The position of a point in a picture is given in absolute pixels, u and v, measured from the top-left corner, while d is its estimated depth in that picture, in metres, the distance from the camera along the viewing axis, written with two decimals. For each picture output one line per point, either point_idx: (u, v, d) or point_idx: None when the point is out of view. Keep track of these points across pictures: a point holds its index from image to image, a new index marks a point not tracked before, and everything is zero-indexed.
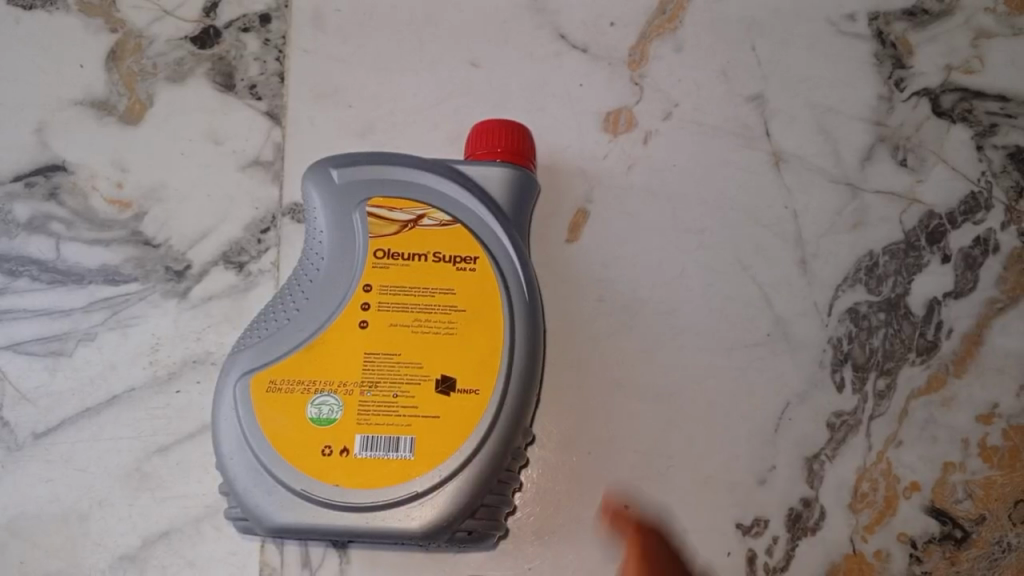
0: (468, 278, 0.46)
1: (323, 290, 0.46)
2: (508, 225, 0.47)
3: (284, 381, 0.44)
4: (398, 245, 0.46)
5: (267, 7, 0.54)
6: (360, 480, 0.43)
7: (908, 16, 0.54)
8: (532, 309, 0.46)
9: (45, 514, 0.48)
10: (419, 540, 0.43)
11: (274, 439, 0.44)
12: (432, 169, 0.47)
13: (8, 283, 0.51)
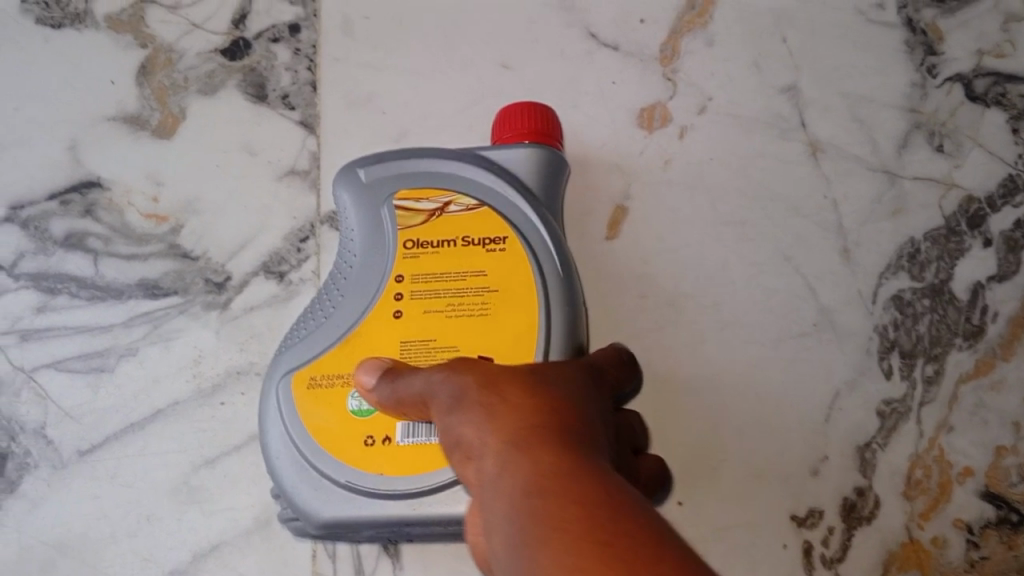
0: (498, 258, 0.45)
1: (356, 285, 0.46)
2: (537, 205, 0.47)
3: (322, 380, 0.44)
4: (427, 234, 0.46)
5: (296, 17, 0.54)
6: (405, 466, 0.42)
7: (936, 3, 0.55)
8: (570, 284, 0.45)
9: (93, 531, 0.48)
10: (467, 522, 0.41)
11: (316, 433, 0.43)
12: (455, 157, 0.47)
13: (48, 300, 0.51)
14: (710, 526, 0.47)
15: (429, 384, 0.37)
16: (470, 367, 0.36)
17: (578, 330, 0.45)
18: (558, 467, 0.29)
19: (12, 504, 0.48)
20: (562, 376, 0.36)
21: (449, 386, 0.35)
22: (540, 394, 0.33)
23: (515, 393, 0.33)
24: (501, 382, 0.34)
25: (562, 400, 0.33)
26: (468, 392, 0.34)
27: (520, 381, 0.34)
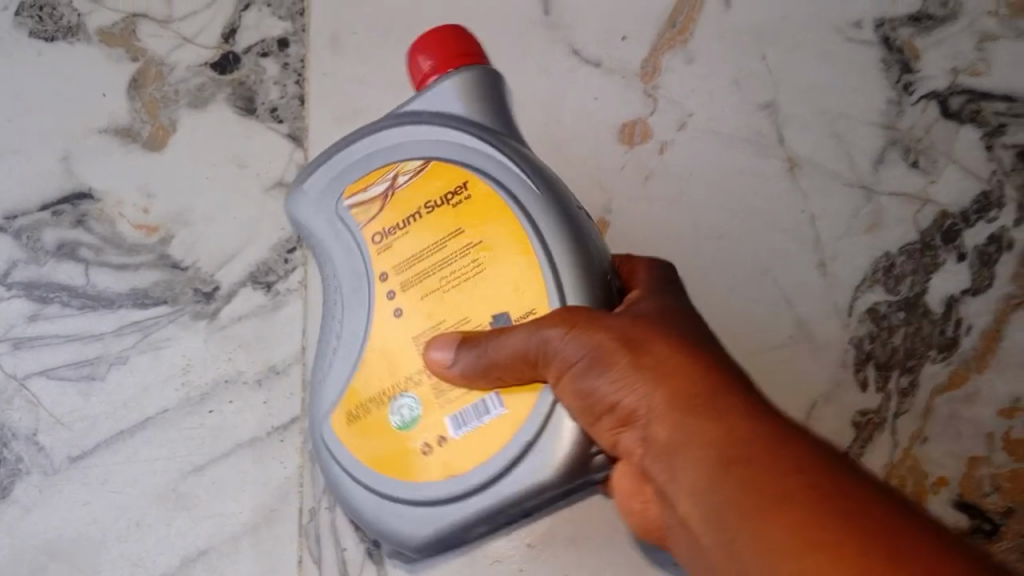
0: (471, 207, 0.44)
1: (348, 300, 0.45)
2: (479, 131, 0.44)
3: (358, 412, 0.44)
4: (389, 219, 0.45)
5: (285, 32, 0.55)
6: (474, 458, 0.42)
7: (913, 21, 0.56)
8: (554, 200, 0.43)
9: (83, 536, 0.49)
10: (558, 486, 0.40)
11: (375, 463, 0.43)
12: (379, 129, 0.45)
13: (40, 309, 0.52)
14: None
15: (542, 342, 0.38)
16: (588, 319, 0.37)
17: (589, 252, 0.42)
18: (747, 431, 0.31)
19: (3, 510, 0.49)
20: (675, 316, 0.38)
21: (575, 344, 0.37)
22: (681, 347, 0.35)
23: (658, 350, 0.36)
24: (638, 339, 0.36)
25: (695, 345, 0.36)
26: (605, 351, 0.36)
27: (651, 337, 0.36)
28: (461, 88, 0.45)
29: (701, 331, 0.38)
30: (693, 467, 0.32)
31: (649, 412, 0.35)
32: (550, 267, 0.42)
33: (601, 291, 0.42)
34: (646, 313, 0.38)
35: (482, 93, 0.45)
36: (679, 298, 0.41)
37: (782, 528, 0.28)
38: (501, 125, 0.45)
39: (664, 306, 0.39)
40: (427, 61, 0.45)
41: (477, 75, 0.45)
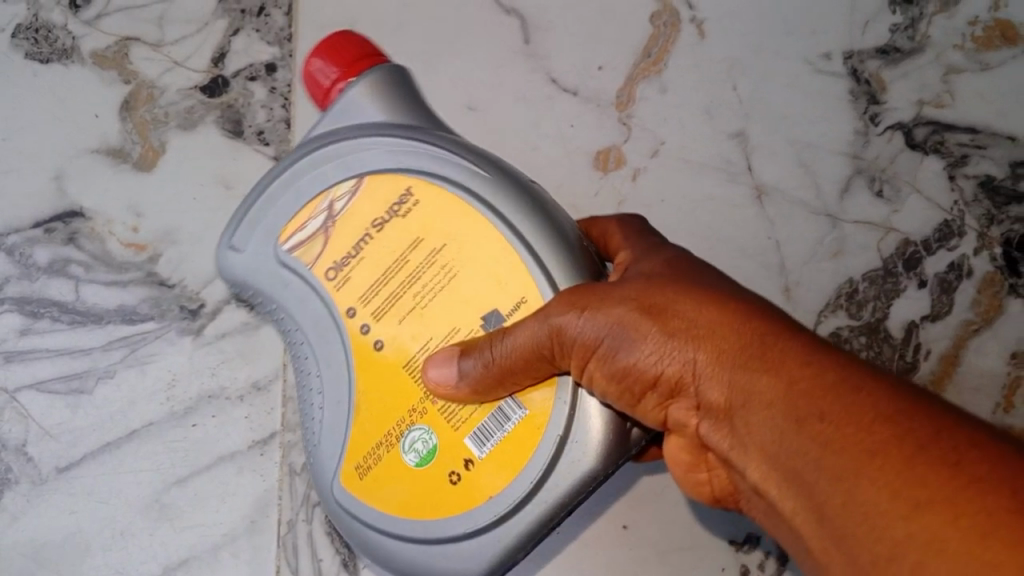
0: (426, 209, 0.44)
1: (320, 349, 0.45)
2: (401, 130, 0.45)
3: (371, 462, 0.44)
4: (335, 251, 0.45)
5: (273, 56, 0.57)
6: (508, 471, 0.41)
7: (880, 54, 0.57)
8: (504, 178, 0.43)
9: (69, 545, 0.51)
10: (606, 472, 0.41)
11: (406, 507, 0.43)
12: (299, 167, 0.46)
13: (30, 324, 0.54)
14: (654, 547, 0.52)
15: (560, 334, 0.38)
16: (602, 295, 0.38)
17: (554, 219, 0.43)
18: (801, 374, 0.32)
19: None
20: (674, 267, 0.39)
21: (598, 324, 0.37)
22: (697, 299, 0.36)
23: (679, 310, 0.36)
24: (657, 302, 0.37)
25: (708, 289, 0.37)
26: (632, 326, 0.36)
27: (665, 299, 0.37)
28: (370, 89, 0.45)
29: (703, 273, 0.39)
30: (763, 428, 0.33)
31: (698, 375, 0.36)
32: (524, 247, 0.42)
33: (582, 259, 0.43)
34: (646, 273, 0.39)
35: (391, 89, 0.45)
36: (669, 246, 0.42)
37: (873, 461, 0.29)
38: (421, 119, 0.46)
39: (660, 260, 0.40)
40: (331, 74, 0.46)
41: (381, 74, 0.45)
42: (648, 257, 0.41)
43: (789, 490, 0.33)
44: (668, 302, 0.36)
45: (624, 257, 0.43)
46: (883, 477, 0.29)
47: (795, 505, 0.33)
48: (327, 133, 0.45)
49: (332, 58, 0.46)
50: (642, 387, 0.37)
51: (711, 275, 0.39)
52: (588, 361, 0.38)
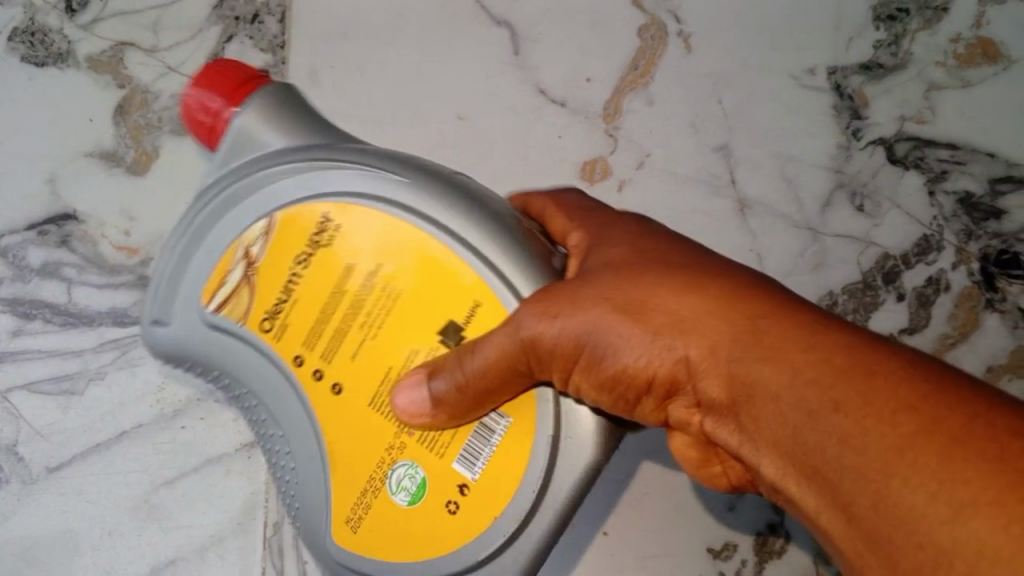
0: (355, 231, 0.44)
1: (280, 409, 0.45)
2: (301, 154, 0.45)
3: (362, 514, 0.43)
4: (265, 296, 0.44)
5: (266, 64, 0.57)
6: (506, 490, 0.42)
7: (864, 70, 0.58)
8: (419, 182, 0.44)
9: (57, 544, 0.52)
10: (605, 459, 0.42)
11: (409, 547, 0.43)
12: (200, 227, 0.45)
13: (23, 325, 0.54)
14: (634, 554, 0.53)
15: (540, 338, 0.37)
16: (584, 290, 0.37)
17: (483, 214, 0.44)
18: (798, 364, 0.32)
19: None
20: (642, 251, 0.39)
21: (586, 320, 0.37)
22: (673, 293, 0.36)
23: (659, 306, 0.36)
24: (641, 297, 0.37)
25: (681, 277, 0.37)
26: (614, 325, 0.36)
27: (640, 295, 0.37)
28: (259, 115, 0.45)
29: (672, 254, 0.39)
30: (772, 424, 0.32)
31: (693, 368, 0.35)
32: (463, 241, 0.43)
33: (518, 235, 0.44)
34: (614, 262, 0.39)
35: (280, 110, 0.46)
36: (629, 223, 0.42)
37: (897, 453, 0.29)
38: (321, 136, 0.46)
39: (626, 245, 0.40)
40: (216, 99, 0.45)
41: (263, 96, 0.45)
42: (609, 239, 0.41)
43: (810, 489, 0.32)
44: (654, 297, 0.36)
45: (577, 239, 0.43)
46: (914, 465, 0.28)
47: (818, 504, 0.32)
48: (222, 181, 0.45)
49: (214, 83, 0.45)
50: (635, 383, 0.37)
51: (683, 254, 0.39)
52: (576, 361, 0.38)
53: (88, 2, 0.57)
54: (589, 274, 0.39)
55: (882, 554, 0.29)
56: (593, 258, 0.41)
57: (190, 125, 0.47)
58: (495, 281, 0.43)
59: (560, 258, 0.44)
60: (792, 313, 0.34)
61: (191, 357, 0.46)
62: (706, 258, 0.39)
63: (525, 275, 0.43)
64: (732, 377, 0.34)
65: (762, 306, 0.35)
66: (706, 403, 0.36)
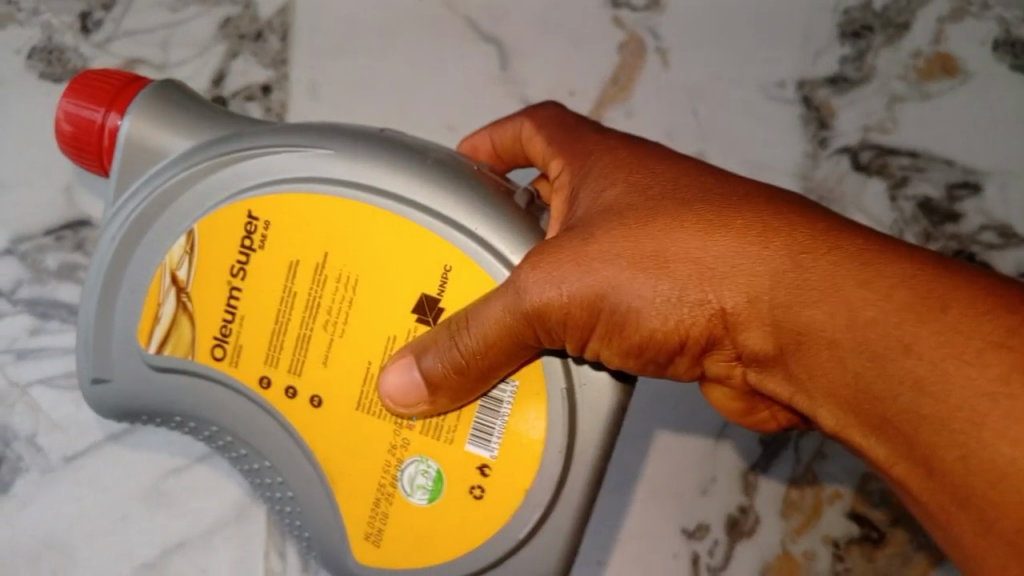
0: (285, 226, 0.46)
1: (262, 442, 0.47)
2: (198, 156, 0.47)
3: (382, 526, 0.47)
4: (207, 318, 0.47)
5: (269, 79, 0.61)
6: (531, 462, 0.45)
7: (829, 83, 0.62)
8: (329, 151, 0.46)
9: (73, 530, 0.56)
10: (625, 398, 0.46)
11: (443, 540, 0.46)
12: (113, 266, 0.47)
13: (41, 324, 0.58)
14: (615, 534, 0.58)
15: (559, 304, 0.39)
16: (605, 243, 0.39)
17: (404, 163, 0.46)
18: (855, 308, 0.35)
19: (3, 502, 0.56)
20: (646, 187, 0.41)
21: (620, 274, 0.39)
22: (699, 237, 0.38)
23: (692, 256, 0.38)
24: (668, 243, 0.38)
25: (700, 215, 0.38)
26: (644, 283, 0.38)
27: (660, 242, 0.38)
28: (141, 126, 0.47)
29: (676, 183, 0.40)
30: (828, 374, 0.36)
31: (735, 323, 0.38)
32: (400, 197, 0.45)
33: (452, 171, 0.46)
34: (618, 202, 0.41)
35: (161, 113, 0.48)
36: (614, 151, 0.44)
37: (985, 400, 0.32)
38: (208, 131, 0.48)
39: (624, 181, 0.42)
40: (97, 112, 0.48)
41: (139, 101, 0.48)
42: (595, 170, 0.44)
43: (876, 436, 0.36)
44: (680, 241, 0.38)
45: (567, 175, 0.46)
46: (1004, 412, 0.31)
47: (888, 450, 0.36)
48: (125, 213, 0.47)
49: (87, 95, 0.49)
50: (672, 338, 0.39)
51: (691, 181, 0.40)
52: (605, 310, 0.39)
53: (101, 22, 0.61)
54: (599, 220, 0.40)
55: (966, 497, 0.33)
56: (591, 197, 0.42)
57: (73, 152, 0.50)
58: (444, 229, 0.45)
59: (522, 194, 0.47)
60: (830, 240, 0.36)
61: (152, 405, 0.49)
62: (711, 180, 0.40)
63: (476, 214, 0.45)
64: (778, 326, 0.37)
65: (798, 239, 0.36)
66: (752, 356, 0.39)
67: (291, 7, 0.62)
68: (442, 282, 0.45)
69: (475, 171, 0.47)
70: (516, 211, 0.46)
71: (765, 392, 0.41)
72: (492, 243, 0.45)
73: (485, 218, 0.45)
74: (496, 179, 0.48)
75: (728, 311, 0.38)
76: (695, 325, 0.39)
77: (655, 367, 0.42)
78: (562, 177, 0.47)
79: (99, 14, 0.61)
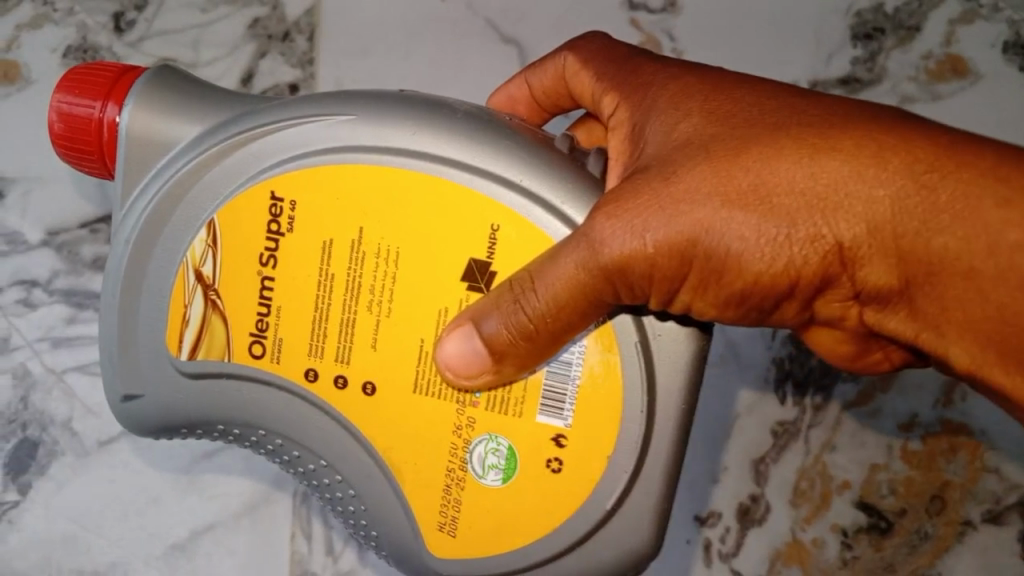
0: (313, 201, 0.45)
1: (317, 439, 0.47)
2: (207, 141, 0.46)
3: (455, 515, 0.46)
4: (239, 315, 0.46)
5: (296, 78, 0.64)
6: (610, 429, 0.44)
7: (842, 84, 0.63)
8: (351, 116, 0.45)
9: (108, 510, 0.59)
10: (705, 343, 0.44)
11: (527, 521, 0.45)
12: (130, 272, 0.47)
13: (77, 313, 0.60)
14: None
15: (648, 253, 0.36)
16: (693, 180, 0.36)
17: (429, 115, 0.44)
18: (998, 229, 0.31)
19: (41, 484, 0.59)
20: (725, 118, 0.38)
21: (721, 212, 0.35)
22: (803, 166, 0.34)
23: (799, 188, 0.34)
24: (773, 172, 0.35)
25: (798, 142, 0.35)
26: (745, 221, 0.35)
27: (758, 175, 0.35)
28: (140, 119, 0.47)
29: (760, 107, 0.37)
30: (967, 310, 0.33)
31: (853, 258, 0.35)
32: (434, 156, 0.44)
33: (483, 122, 0.44)
34: (697, 134, 0.38)
35: (158, 102, 0.47)
36: (680, 82, 0.41)
37: None
38: (210, 113, 0.47)
39: (699, 111, 0.39)
40: (94, 107, 0.48)
41: (137, 93, 0.47)
42: (662, 104, 0.41)
43: None
44: (784, 170, 0.35)
45: (626, 112, 0.44)
46: None
47: None
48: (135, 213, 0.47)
49: (80, 92, 0.48)
50: (780, 283, 0.36)
51: (775, 107, 0.37)
52: (700, 257, 0.36)
53: (133, 22, 0.63)
54: (679, 156, 0.37)
55: None
56: (663, 132, 0.39)
57: (74, 157, 0.49)
58: (484, 186, 0.43)
59: (561, 139, 0.46)
60: (955, 155, 0.33)
61: (194, 414, 0.48)
62: (798, 102, 0.37)
63: (518, 166, 0.44)
64: (904, 257, 0.33)
65: (919, 156, 0.33)
66: (873, 292, 0.36)
67: (317, 8, 0.64)
68: (491, 245, 0.44)
69: (509, 122, 0.46)
70: (560, 159, 0.44)
71: (883, 332, 0.37)
72: (542, 197, 0.43)
73: (529, 169, 0.44)
74: (534, 130, 0.47)
75: (845, 246, 0.34)
76: (809, 266, 0.35)
77: (759, 314, 0.39)
78: (618, 112, 0.45)
79: (132, 14, 0.63)
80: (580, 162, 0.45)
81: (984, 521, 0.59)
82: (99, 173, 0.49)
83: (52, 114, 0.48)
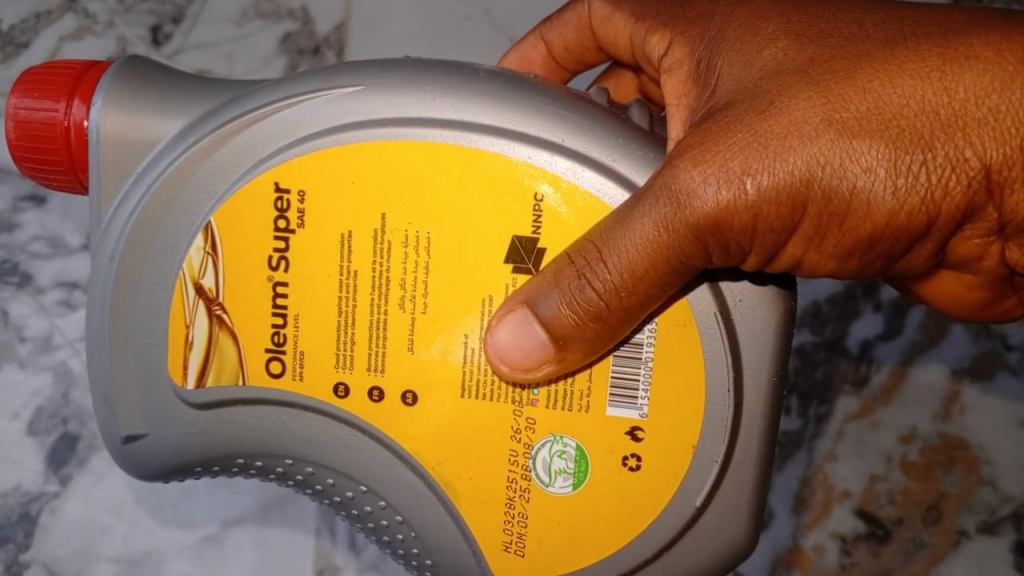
0: (331, 186, 0.46)
1: (350, 466, 0.48)
2: (194, 134, 0.47)
3: (522, 533, 0.48)
4: (245, 332, 0.48)
5: None
6: (686, 425, 0.46)
7: None
8: (364, 93, 0.46)
9: (143, 501, 0.62)
10: (788, 306, 0.46)
11: (600, 529, 0.48)
12: (120, 280, 0.48)
13: None
14: None
15: (750, 201, 0.37)
16: (802, 115, 0.37)
17: (449, 78, 0.46)
18: None
19: (80, 477, 0.62)
20: (818, 40, 0.39)
21: (849, 151, 0.36)
22: (931, 82, 0.36)
23: (931, 108, 0.36)
24: (900, 99, 0.36)
25: (920, 57, 0.36)
26: (874, 154, 0.36)
27: (877, 99, 0.36)
28: (111, 120, 0.47)
29: (854, 30, 0.39)
30: None
31: (1003, 181, 0.36)
32: (461, 125, 0.45)
33: (502, 85, 0.45)
34: (789, 60, 0.39)
35: (127, 100, 0.47)
36: (747, 7, 0.42)
37: None
38: (186, 106, 0.48)
39: (785, 35, 0.40)
40: (56, 109, 0.48)
41: (103, 92, 0.47)
42: (731, 35, 0.42)
43: None
44: (908, 94, 0.36)
45: (685, 47, 0.45)
46: None
47: None
48: (122, 217, 0.48)
49: (39, 95, 0.48)
50: (917, 220, 0.37)
51: (874, 23, 0.39)
52: (819, 206, 0.37)
53: (170, 35, 0.66)
54: (777, 85, 0.38)
55: None
56: (744, 61, 0.40)
57: (38, 170, 0.49)
58: (522, 151, 0.45)
59: (598, 92, 0.48)
60: None
61: (212, 452, 0.50)
62: (895, 21, 0.38)
63: (560, 125, 0.45)
64: None
65: None
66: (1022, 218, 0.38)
67: (347, 25, 0.66)
68: (537, 219, 0.45)
69: (534, 79, 0.47)
70: (600, 112, 0.46)
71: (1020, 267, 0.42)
72: (589, 155, 0.45)
73: (568, 128, 0.45)
74: (561, 85, 0.48)
75: (992, 169, 0.36)
76: (952, 195, 0.36)
77: (886, 261, 0.40)
78: (672, 49, 0.46)
79: (169, 27, 0.66)
80: (622, 116, 0.47)
81: (978, 531, 0.62)
82: (68, 185, 0.50)
83: (10, 120, 0.49)
